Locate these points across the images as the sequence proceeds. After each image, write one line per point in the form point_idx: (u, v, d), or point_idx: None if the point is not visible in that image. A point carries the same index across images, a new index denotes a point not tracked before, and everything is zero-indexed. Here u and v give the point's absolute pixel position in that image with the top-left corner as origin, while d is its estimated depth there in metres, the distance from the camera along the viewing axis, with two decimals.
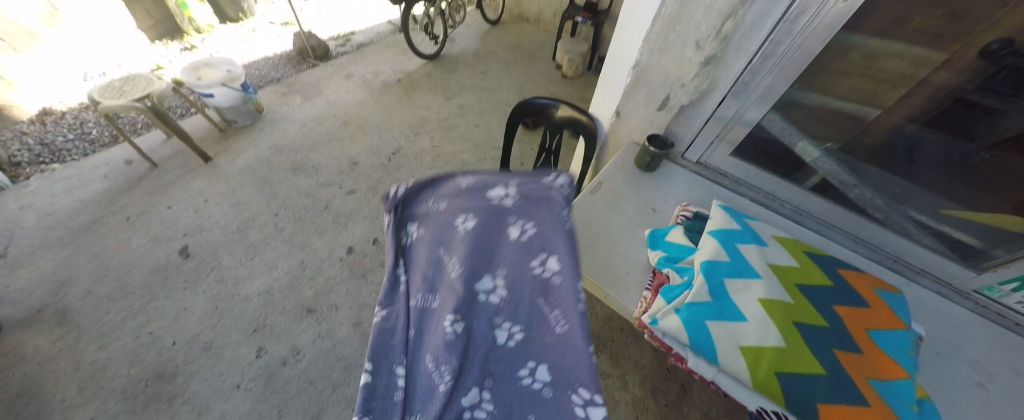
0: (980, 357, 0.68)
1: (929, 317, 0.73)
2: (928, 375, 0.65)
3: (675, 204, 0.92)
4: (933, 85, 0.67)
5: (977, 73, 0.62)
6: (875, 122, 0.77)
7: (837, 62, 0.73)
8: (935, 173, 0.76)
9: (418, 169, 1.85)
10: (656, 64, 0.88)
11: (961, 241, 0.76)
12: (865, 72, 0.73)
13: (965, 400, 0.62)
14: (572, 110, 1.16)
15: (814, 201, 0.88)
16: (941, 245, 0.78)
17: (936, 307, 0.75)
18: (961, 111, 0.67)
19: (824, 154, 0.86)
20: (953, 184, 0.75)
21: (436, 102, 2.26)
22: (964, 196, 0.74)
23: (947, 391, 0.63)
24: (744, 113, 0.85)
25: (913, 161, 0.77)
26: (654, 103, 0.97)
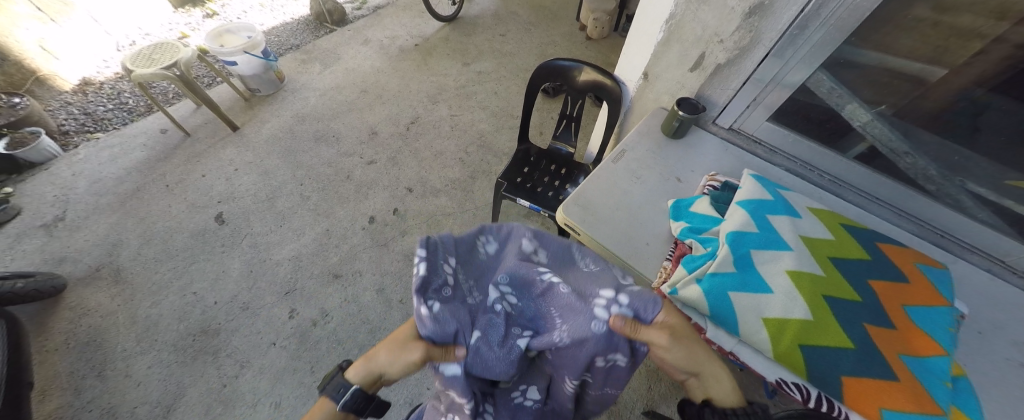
0: None
1: (979, 297, 0.68)
2: (968, 356, 0.61)
3: (704, 174, 0.88)
4: (1011, 42, 0.60)
5: None
6: (939, 84, 0.69)
7: (904, 14, 0.65)
8: (1004, 142, 0.68)
9: (437, 138, 1.84)
10: (693, 16, 0.81)
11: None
12: (937, 23, 0.65)
13: (1011, 382, 0.58)
14: (597, 73, 1.09)
15: (858, 172, 0.82)
16: (999, 220, 0.72)
17: (988, 288, 0.69)
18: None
19: (876, 117, 0.78)
20: (1017, 154, 0.68)
21: (454, 69, 2.20)
22: None
23: (986, 368, 0.60)
24: (786, 74, 0.78)
25: (978, 128, 0.70)
26: (686, 63, 0.90)
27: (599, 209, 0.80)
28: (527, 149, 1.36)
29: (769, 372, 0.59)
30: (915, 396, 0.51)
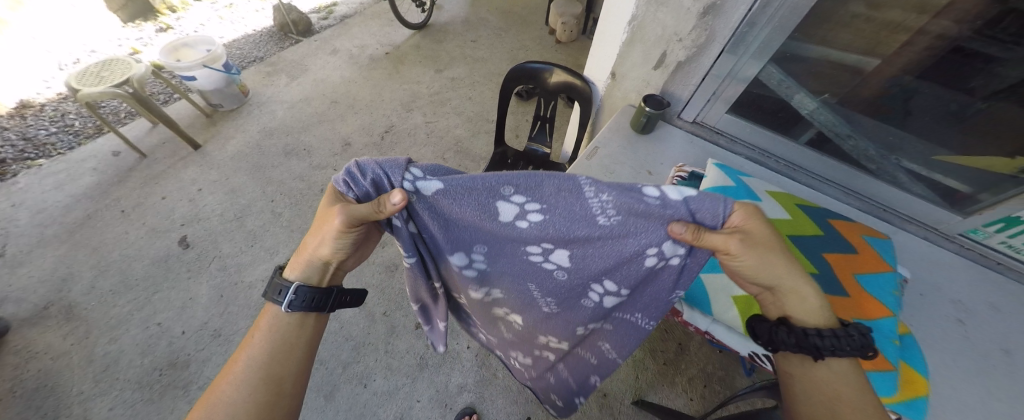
0: (959, 296, 0.72)
1: (914, 260, 0.77)
2: (910, 315, 0.70)
3: (672, 165, 0.91)
4: (931, 33, 0.66)
5: (978, 17, 0.61)
6: (874, 73, 0.75)
7: (840, 10, 0.70)
8: (932, 123, 0.75)
9: (413, 146, 1.82)
10: (653, 17, 0.84)
11: (952, 189, 0.78)
12: (869, 18, 0.70)
13: (944, 334, 0.67)
14: (567, 74, 1.11)
15: (810, 156, 0.87)
16: (931, 193, 0.79)
17: (920, 251, 0.79)
18: (958, 60, 0.66)
19: (820, 105, 0.84)
20: (946, 133, 0.75)
21: (427, 76, 2.18)
22: (955, 143, 0.74)
23: (925, 325, 0.68)
24: (742, 69, 0.83)
25: (909, 112, 0.76)
26: (650, 62, 0.93)
27: None
28: (503, 151, 1.36)
29: (744, 347, 0.62)
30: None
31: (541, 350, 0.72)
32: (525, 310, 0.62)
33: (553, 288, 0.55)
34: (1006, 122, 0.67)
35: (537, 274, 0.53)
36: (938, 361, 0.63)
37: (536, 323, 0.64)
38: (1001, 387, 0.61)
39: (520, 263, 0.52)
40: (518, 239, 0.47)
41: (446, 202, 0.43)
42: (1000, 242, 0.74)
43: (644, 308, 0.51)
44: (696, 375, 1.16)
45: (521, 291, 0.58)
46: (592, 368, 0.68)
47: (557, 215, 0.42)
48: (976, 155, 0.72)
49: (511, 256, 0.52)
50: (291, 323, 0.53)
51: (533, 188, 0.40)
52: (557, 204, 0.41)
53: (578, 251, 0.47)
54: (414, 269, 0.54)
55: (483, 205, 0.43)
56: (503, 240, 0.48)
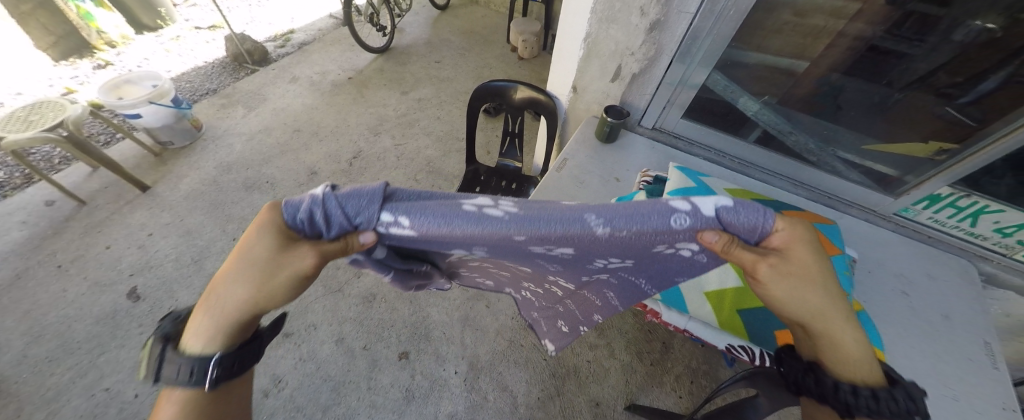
0: (901, 269, 0.79)
1: (860, 241, 0.84)
2: (863, 293, 0.75)
3: (638, 171, 0.95)
4: (849, 35, 0.74)
5: (886, 20, 0.69)
6: (804, 74, 0.83)
7: (769, 20, 0.78)
8: (858, 115, 0.84)
9: (383, 170, 1.79)
10: (606, 34, 0.89)
11: (882, 173, 0.86)
12: (794, 27, 0.78)
13: (893, 306, 0.73)
14: (531, 90, 1.14)
15: (759, 153, 0.94)
16: (866, 178, 0.88)
17: (864, 233, 0.86)
18: (874, 58, 0.74)
19: (763, 107, 0.91)
20: (872, 123, 0.83)
21: (392, 99, 2.17)
22: (881, 131, 0.83)
23: (875, 300, 0.74)
24: (690, 76, 0.88)
25: (839, 107, 0.84)
26: (607, 75, 0.97)
27: None
28: (475, 169, 1.36)
29: (720, 340, 0.64)
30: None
31: (547, 299, 0.73)
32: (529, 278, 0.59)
33: (559, 265, 0.50)
34: (920, 112, 0.77)
35: (538, 259, 0.48)
36: (891, 333, 0.69)
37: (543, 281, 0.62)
38: (945, 351, 0.67)
39: (520, 256, 0.47)
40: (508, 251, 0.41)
41: (400, 240, 0.36)
42: (927, 217, 0.84)
43: (653, 280, 0.49)
44: (682, 371, 1.19)
45: (525, 265, 0.54)
46: (597, 308, 0.66)
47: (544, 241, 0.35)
48: (901, 141, 0.82)
49: (503, 254, 0.46)
50: (205, 402, 0.37)
51: (511, 225, 0.32)
52: (546, 236, 0.33)
53: (578, 252, 0.41)
54: (393, 280, 0.50)
55: (451, 240, 0.35)
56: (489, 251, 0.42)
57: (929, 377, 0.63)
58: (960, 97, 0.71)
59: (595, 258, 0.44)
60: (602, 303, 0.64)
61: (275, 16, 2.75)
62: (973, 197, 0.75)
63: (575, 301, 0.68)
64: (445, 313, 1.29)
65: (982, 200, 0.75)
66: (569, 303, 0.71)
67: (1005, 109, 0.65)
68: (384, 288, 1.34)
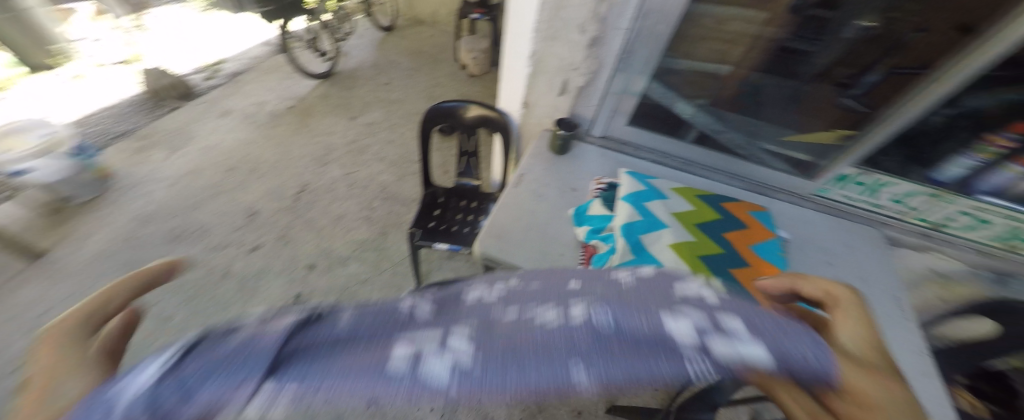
0: (827, 244, 0.87)
1: (791, 223, 0.91)
2: (799, 270, 0.80)
3: (591, 179, 0.97)
4: (767, 38, 0.81)
5: (796, 25, 0.76)
6: (729, 76, 0.90)
7: (695, 31, 0.83)
8: (775, 109, 0.92)
9: (333, 202, 1.68)
10: (550, 51, 0.90)
11: (800, 159, 0.95)
12: (718, 36, 0.84)
13: (825, 279, 0.79)
14: (481, 107, 1.14)
15: (698, 152, 1.00)
16: (789, 166, 0.96)
17: (794, 215, 0.93)
18: (785, 57, 0.82)
19: (697, 109, 0.97)
20: (787, 115, 0.92)
21: (339, 125, 2.06)
22: (795, 123, 0.92)
23: (813, 276, 0.80)
24: (631, 85, 0.92)
25: (760, 103, 0.92)
26: (554, 89, 0.99)
27: (510, 236, 0.81)
28: (433, 191, 1.32)
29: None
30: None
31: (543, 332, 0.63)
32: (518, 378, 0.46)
33: None
34: (826, 101, 0.85)
35: None
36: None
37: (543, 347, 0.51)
38: (874, 314, 0.74)
39: None
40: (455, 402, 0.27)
41: None
42: (839, 195, 0.95)
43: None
44: None
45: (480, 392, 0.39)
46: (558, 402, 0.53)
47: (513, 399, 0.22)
48: (811, 132, 0.91)
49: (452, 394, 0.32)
50: None
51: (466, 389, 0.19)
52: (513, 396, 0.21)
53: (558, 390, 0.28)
54: None
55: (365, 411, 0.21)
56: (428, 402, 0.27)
57: None
58: (854, 87, 0.80)
59: None
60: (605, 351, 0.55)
61: (200, 46, 2.54)
62: (875, 175, 0.88)
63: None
64: None
65: (882, 177, 0.88)
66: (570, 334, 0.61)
67: (891, 96, 0.77)
68: None
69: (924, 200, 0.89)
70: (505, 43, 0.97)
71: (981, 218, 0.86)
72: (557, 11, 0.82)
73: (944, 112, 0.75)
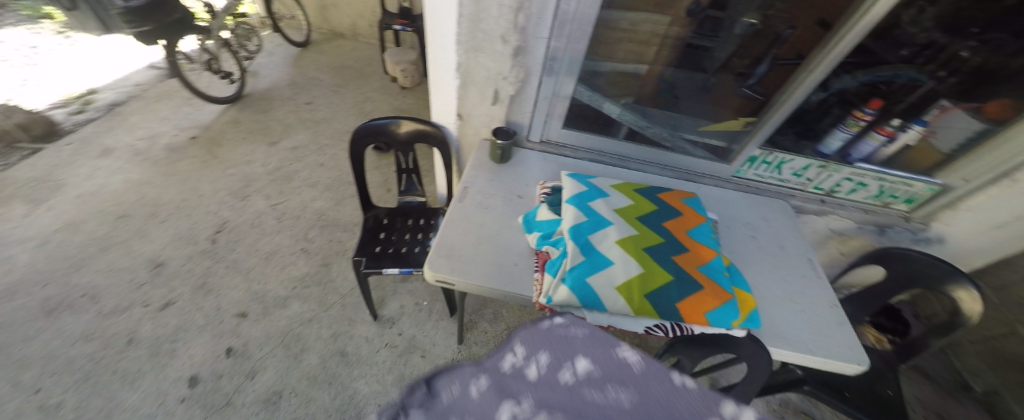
0: (748, 219, 0.98)
1: (717, 204, 1.01)
2: (729, 247, 0.89)
3: (536, 184, 0.98)
4: (672, 38, 0.89)
5: (694, 24, 0.86)
6: (647, 74, 0.98)
7: (608, 36, 0.89)
8: (691, 103, 1.02)
9: (260, 239, 1.50)
10: (476, 63, 0.90)
11: (716, 146, 1.06)
12: (630, 40, 0.91)
13: (751, 251, 0.89)
14: (417, 124, 1.08)
15: (631, 147, 1.07)
16: (708, 153, 1.07)
17: (718, 197, 1.04)
18: (692, 53, 0.92)
19: (624, 108, 1.03)
20: (701, 107, 1.03)
21: (258, 152, 1.85)
22: (709, 113, 1.03)
23: (740, 250, 0.89)
24: (560, 89, 0.94)
25: (677, 97, 1.02)
26: (487, 99, 0.98)
27: (461, 253, 0.78)
28: (376, 214, 1.24)
29: (637, 325, 0.65)
30: (711, 288, 0.69)
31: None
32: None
33: None
34: (730, 92, 0.98)
35: None
36: (756, 275, 0.83)
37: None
38: (792, 277, 0.84)
39: None
40: None
41: None
42: (751, 174, 1.07)
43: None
44: None
45: None
46: None
47: None
48: (721, 121, 1.02)
49: None
50: None
51: None
52: None
53: None
54: None
55: None
56: None
57: (789, 303, 0.78)
58: (749, 78, 0.94)
59: None
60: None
61: (62, 75, 2.13)
62: (775, 154, 1.01)
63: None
64: (375, 381, 1.13)
65: (781, 155, 1.01)
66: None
67: (778, 85, 0.89)
68: (292, 379, 1.11)
69: (817, 171, 1.04)
70: (426, 55, 0.93)
71: (859, 181, 1.03)
72: (477, 22, 0.81)
73: (824, 94, 0.92)
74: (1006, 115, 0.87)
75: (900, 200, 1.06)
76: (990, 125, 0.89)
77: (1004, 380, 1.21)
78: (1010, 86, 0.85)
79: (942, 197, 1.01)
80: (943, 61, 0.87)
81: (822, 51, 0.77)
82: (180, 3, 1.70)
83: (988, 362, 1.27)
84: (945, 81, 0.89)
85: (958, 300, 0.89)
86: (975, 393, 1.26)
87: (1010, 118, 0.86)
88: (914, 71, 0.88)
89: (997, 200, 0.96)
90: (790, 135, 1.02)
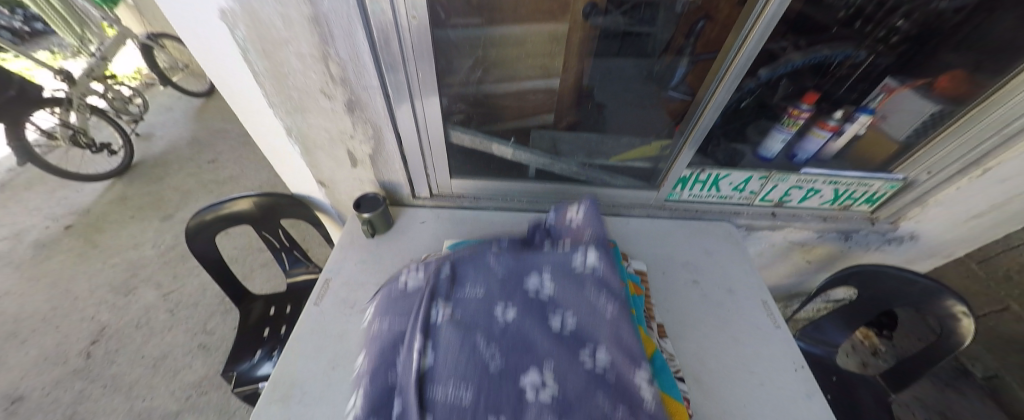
0: (686, 256, 0.82)
1: (647, 242, 0.85)
2: (664, 298, 0.74)
3: (419, 259, 0.77)
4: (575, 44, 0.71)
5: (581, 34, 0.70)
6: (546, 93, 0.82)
7: (457, 51, 0.69)
8: (622, 116, 0.87)
9: (151, 340, 1.23)
10: (308, 124, 0.69)
11: (640, 168, 0.90)
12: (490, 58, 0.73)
13: (692, 303, 0.73)
14: (254, 198, 0.84)
15: (540, 187, 0.90)
16: (631, 179, 0.91)
17: (650, 231, 0.88)
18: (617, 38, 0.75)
19: (517, 148, 0.86)
20: (627, 119, 0.87)
21: (150, 230, 1.60)
22: (642, 122, 0.87)
23: (677, 305, 0.73)
24: (429, 137, 0.75)
25: (602, 105, 0.86)
26: (344, 163, 0.78)
27: (304, 393, 0.55)
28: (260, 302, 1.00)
29: None
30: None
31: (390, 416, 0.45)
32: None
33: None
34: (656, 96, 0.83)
35: None
36: (697, 339, 0.67)
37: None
38: (745, 333, 0.69)
39: None
40: None
41: None
42: (686, 195, 0.91)
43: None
44: None
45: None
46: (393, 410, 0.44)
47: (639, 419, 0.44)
48: (637, 147, 0.87)
49: None
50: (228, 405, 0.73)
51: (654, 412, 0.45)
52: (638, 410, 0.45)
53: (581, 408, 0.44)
54: None
55: None
56: None
57: (741, 372, 0.63)
58: (671, 79, 0.80)
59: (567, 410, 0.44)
60: (586, 306, 0.53)
61: None
62: (707, 171, 0.84)
63: (494, 398, 0.44)
64: None
65: (714, 170, 0.84)
66: (474, 334, 0.49)
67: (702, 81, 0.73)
68: None
69: (760, 182, 0.87)
70: (236, 113, 0.70)
71: (810, 188, 0.87)
72: (283, 81, 0.60)
73: (770, 76, 0.77)
74: (961, 90, 0.73)
75: (860, 201, 0.91)
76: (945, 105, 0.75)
77: (1000, 363, 1.26)
78: (952, 50, 0.73)
79: (908, 193, 0.86)
80: (883, 31, 0.73)
81: (736, 38, 0.59)
82: (13, 73, 1.51)
83: (984, 345, 1.31)
84: (887, 53, 0.76)
85: (946, 321, 0.77)
86: (976, 378, 1.32)
87: (966, 93, 0.73)
88: (850, 47, 0.75)
89: (968, 193, 0.82)
90: (753, 125, 0.89)
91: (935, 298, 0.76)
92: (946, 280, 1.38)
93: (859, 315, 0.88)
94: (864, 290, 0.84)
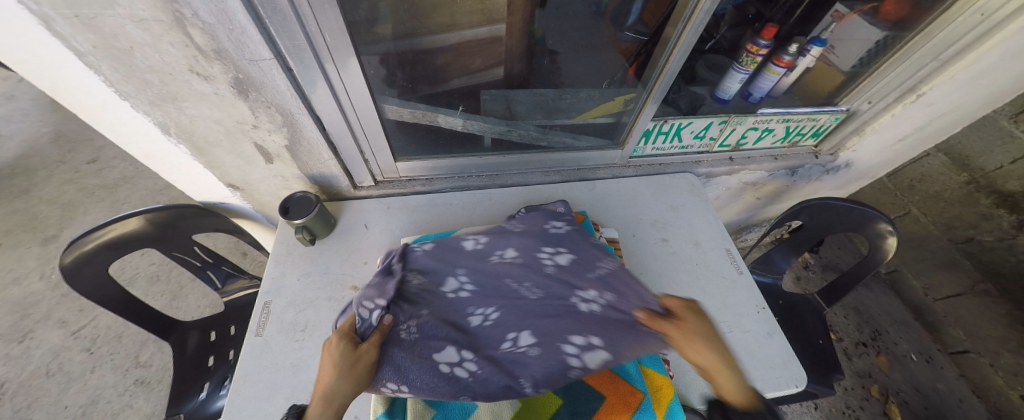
0: (655, 215, 0.81)
1: (615, 203, 0.82)
2: (636, 261, 0.73)
3: (375, 261, 0.68)
4: None
5: None
6: (490, 40, 0.70)
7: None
8: (577, 66, 0.80)
9: (69, 389, 1.05)
10: (189, 118, 0.53)
11: (601, 123, 0.84)
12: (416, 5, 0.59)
13: (663, 263, 0.73)
14: (146, 214, 0.67)
15: (498, 158, 0.81)
16: (595, 139, 0.85)
17: (616, 191, 0.85)
18: None
19: (467, 117, 0.75)
20: (582, 71, 0.80)
21: (29, 259, 1.30)
22: (600, 71, 0.80)
23: (648, 266, 0.72)
24: (358, 115, 0.62)
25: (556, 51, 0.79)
26: (256, 159, 0.64)
27: None
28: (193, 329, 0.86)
29: None
30: (612, 384, 0.46)
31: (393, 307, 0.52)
32: (487, 316, 0.46)
33: (506, 275, 0.52)
34: (614, 36, 0.80)
35: (477, 299, 0.49)
36: None
37: (506, 308, 0.47)
38: (711, 285, 0.71)
39: (500, 274, 0.52)
40: (574, 281, 0.51)
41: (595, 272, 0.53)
42: (650, 149, 0.87)
43: (603, 277, 0.52)
44: None
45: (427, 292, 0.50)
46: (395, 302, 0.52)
47: (570, 251, 0.56)
48: (600, 101, 0.79)
49: (489, 276, 0.52)
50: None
51: (577, 245, 0.58)
52: (570, 247, 0.57)
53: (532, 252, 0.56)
54: (495, 328, 0.45)
55: (584, 258, 0.56)
56: (555, 279, 0.51)
57: None
58: (630, 17, 0.77)
59: (518, 253, 0.55)
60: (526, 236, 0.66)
61: None
62: (669, 122, 0.79)
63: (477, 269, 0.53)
64: None
65: (676, 121, 0.80)
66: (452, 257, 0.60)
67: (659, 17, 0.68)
68: None
69: (720, 128, 0.85)
70: (73, 110, 0.52)
71: (765, 128, 0.87)
72: (129, 61, 0.43)
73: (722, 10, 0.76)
74: (904, 13, 0.72)
75: (807, 137, 0.94)
76: (889, 31, 0.75)
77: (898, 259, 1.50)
78: None
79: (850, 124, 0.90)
80: None
81: None
82: None
83: None
84: None
85: (878, 240, 0.84)
86: None
87: (907, 17, 0.72)
88: None
89: (899, 118, 0.87)
90: (704, 61, 0.86)
91: (870, 222, 0.83)
92: (861, 195, 1.57)
93: (803, 243, 0.96)
94: (810, 222, 0.90)
